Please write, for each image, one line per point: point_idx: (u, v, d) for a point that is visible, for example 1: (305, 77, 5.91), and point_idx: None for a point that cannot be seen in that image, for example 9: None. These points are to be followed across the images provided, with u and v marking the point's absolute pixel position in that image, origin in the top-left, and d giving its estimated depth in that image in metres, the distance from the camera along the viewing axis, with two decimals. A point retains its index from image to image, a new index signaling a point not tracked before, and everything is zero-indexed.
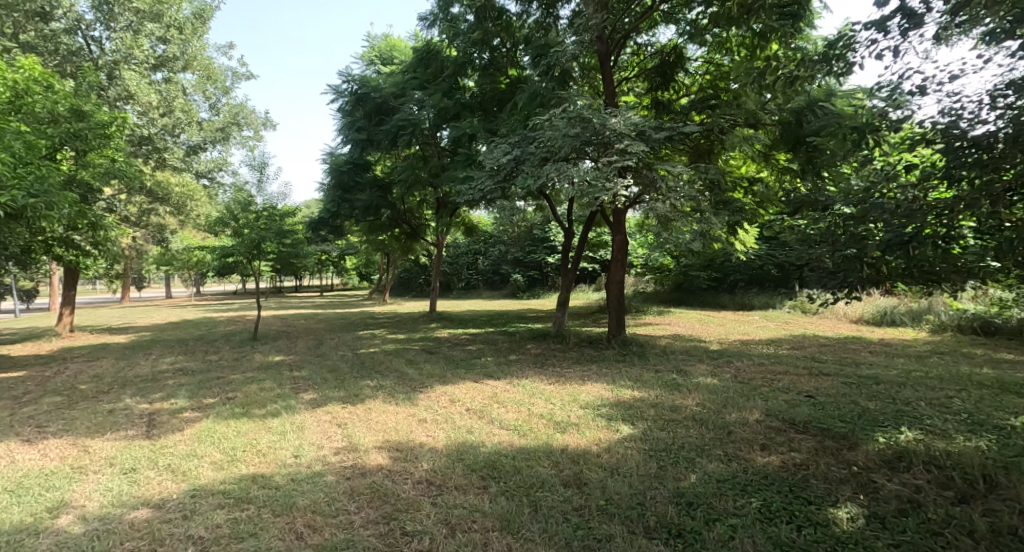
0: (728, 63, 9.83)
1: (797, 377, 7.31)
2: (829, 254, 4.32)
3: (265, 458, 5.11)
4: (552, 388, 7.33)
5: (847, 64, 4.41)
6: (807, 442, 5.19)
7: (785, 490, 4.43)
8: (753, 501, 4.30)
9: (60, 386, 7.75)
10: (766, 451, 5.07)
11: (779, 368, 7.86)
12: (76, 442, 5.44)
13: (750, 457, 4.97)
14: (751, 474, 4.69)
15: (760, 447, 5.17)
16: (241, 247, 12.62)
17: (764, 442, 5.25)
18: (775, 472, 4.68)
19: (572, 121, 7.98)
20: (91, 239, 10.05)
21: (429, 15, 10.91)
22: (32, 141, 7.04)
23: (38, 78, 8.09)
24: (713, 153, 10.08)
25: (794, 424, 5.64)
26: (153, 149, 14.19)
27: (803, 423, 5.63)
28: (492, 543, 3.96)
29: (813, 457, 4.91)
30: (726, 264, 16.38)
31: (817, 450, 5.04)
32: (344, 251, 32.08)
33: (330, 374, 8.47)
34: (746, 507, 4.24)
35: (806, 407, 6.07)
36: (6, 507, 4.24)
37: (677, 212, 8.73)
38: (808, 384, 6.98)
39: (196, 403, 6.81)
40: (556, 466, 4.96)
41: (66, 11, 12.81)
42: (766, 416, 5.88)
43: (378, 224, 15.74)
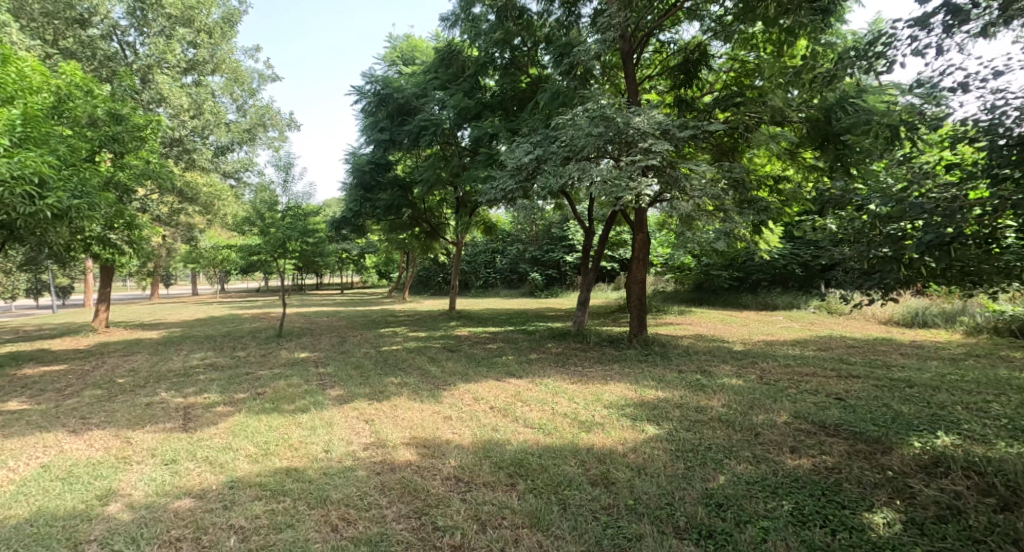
0: (754, 60, 9.73)
1: (825, 379, 7.19)
2: (863, 254, 4.26)
3: (298, 452, 5.21)
4: (575, 388, 7.32)
5: (887, 62, 4.32)
6: (840, 445, 5.12)
7: (818, 494, 4.37)
8: (785, 503, 4.27)
9: (100, 380, 8.00)
10: (796, 454, 5.02)
11: (806, 369, 7.75)
12: (118, 434, 5.62)
13: (780, 460, 4.93)
14: (781, 477, 4.64)
15: (789, 450, 5.11)
16: (267, 246, 12.83)
17: (794, 444, 5.19)
18: (807, 476, 4.63)
19: (596, 120, 7.98)
20: (126, 238, 10.33)
21: (450, 16, 10.86)
22: (75, 144, 7.29)
23: (79, 84, 8.34)
24: (737, 150, 9.93)
25: (825, 427, 5.57)
26: (183, 150, 14.54)
27: (834, 426, 5.55)
28: (523, 539, 3.99)
29: (846, 461, 4.84)
30: (748, 263, 16.12)
31: (850, 453, 4.98)
32: (364, 251, 32.43)
33: (354, 371, 8.59)
34: (779, 509, 4.21)
35: (837, 410, 5.97)
36: (58, 494, 4.40)
37: (701, 211, 8.65)
38: (837, 386, 6.86)
39: (229, 398, 6.97)
40: (583, 465, 4.96)
41: (103, 18, 13.25)
42: (795, 418, 5.81)
43: (399, 223, 15.85)
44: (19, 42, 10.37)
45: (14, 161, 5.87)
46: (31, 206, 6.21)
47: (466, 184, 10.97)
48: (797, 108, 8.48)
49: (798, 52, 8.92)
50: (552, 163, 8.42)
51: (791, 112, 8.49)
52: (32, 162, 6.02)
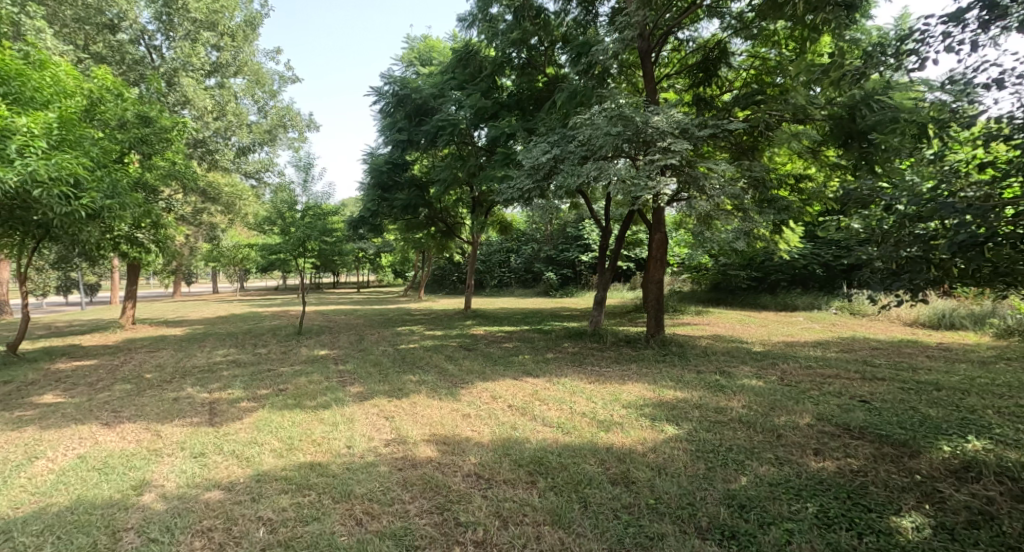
0: (775, 57, 9.61)
1: (849, 381, 7.09)
2: (891, 254, 4.21)
3: (321, 447, 5.28)
4: (593, 387, 7.30)
5: (917, 59, 4.23)
6: (865, 448, 5.06)
7: (843, 497, 4.33)
8: (809, 505, 4.23)
9: (128, 375, 8.19)
10: (819, 456, 4.97)
11: (828, 371, 7.66)
12: (149, 427, 5.75)
13: (803, 462, 4.88)
14: (805, 479, 4.60)
15: (813, 452, 5.06)
16: (288, 245, 13.00)
17: (818, 447, 5.14)
18: (831, 478, 4.58)
19: (614, 120, 7.95)
20: (153, 238, 10.53)
21: (468, 16, 10.77)
22: (107, 146, 7.47)
23: (110, 87, 8.53)
24: (758, 149, 9.80)
25: (849, 429, 5.50)
26: (207, 151, 14.82)
27: (859, 429, 5.48)
28: (545, 536, 4.02)
29: (871, 464, 4.78)
30: (767, 263, 15.94)
31: (875, 456, 4.91)
32: (380, 250, 32.68)
33: (373, 368, 8.69)
34: (803, 512, 4.17)
35: (862, 412, 5.90)
36: (96, 483, 4.53)
37: (720, 211, 8.58)
38: (862, 389, 6.76)
39: (252, 394, 7.07)
40: (602, 464, 4.97)
41: (131, 22, 13.59)
42: (818, 420, 5.74)
43: (416, 223, 15.92)
44: (52, 47, 10.65)
45: (51, 162, 6.03)
46: (66, 206, 6.42)
47: (483, 184, 10.98)
48: (820, 105, 8.36)
49: (823, 49, 8.80)
50: (570, 162, 8.40)
51: (814, 110, 8.36)
52: (69, 164, 6.19)
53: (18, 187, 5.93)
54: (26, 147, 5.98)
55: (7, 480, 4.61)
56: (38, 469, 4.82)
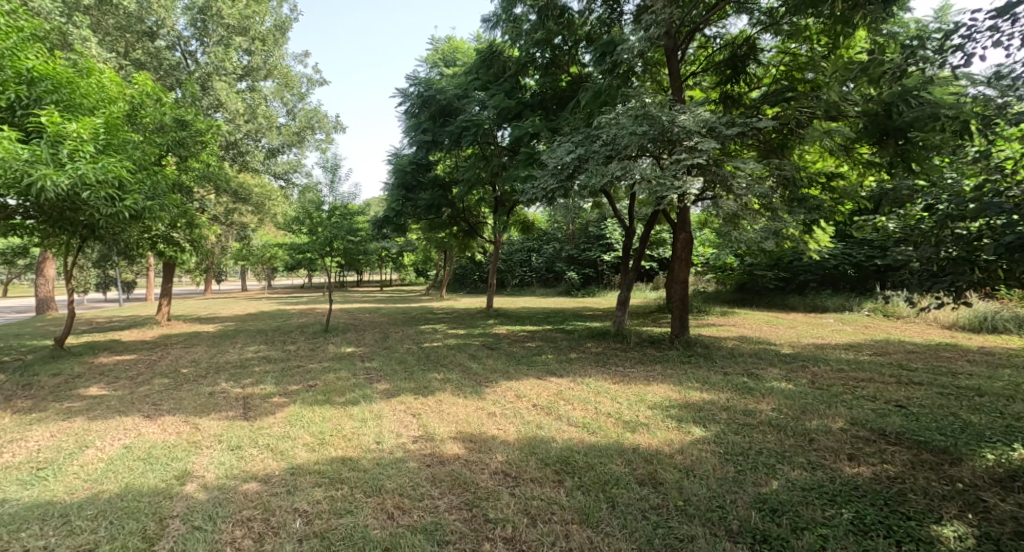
0: (806, 53, 9.39)
1: (883, 385, 6.94)
2: (932, 255, 4.11)
3: (351, 442, 5.38)
4: (618, 387, 7.30)
5: (963, 54, 4.14)
6: (902, 455, 4.96)
7: (880, 503, 4.26)
8: (844, 511, 4.18)
9: (166, 369, 8.46)
10: (854, 462, 4.88)
11: (862, 374, 7.50)
12: (188, 420, 5.93)
13: (837, 467, 4.80)
14: (839, 484, 4.54)
15: (847, 457, 4.98)
16: (315, 245, 13.22)
17: (852, 452, 5.05)
18: (867, 484, 4.51)
19: (640, 120, 7.90)
20: (189, 238, 10.83)
21: (492, 17, 10.77)
22: (148, 149, 7.68)
23: (150, 92, 8.79)
24: (787, 147, 9.63)
25: (884, 434, 5.39)
26: (238, 153, 15.23)
27: (895, 434, 5.37)
28: (574, 535, 4.05)
29: (910, 471, 4.69)
30: (795, 263, 15.65)
31: (913, 463, 4.82)
32: (403, 249, 32.99)
33: (399, 366, 8.80)
34: (838, 518, 4.12)
35: (897, 417, 5.78)
36: (142, 473, 4.70)
37: (748, 211, 8.46)
38: (898, 393, 6.61)
39: (283, 389, 7.24)
40: (629, 464, 4.96)
41: (169, 30, 14.01)
42: (851, 425, 5.64)
43: (439, 222, 16.01)
44: (96, 54, 11.07)
45: (99, 165, 6.26)
46: (111, 207, 6.66)
47: (507, 184, 11.00)
48: (853, 102, 8.18)
49: (858, 44, 8.61)
50: (594, 162, 8.36)
51: (847, 107, 8.17)
52: (114, 167, 6.41)
53: (69, 191, 6.18)
54: (75, 152, 6.24)
55: (61, 467, 4.81)
56: (88, 457, 5.01)
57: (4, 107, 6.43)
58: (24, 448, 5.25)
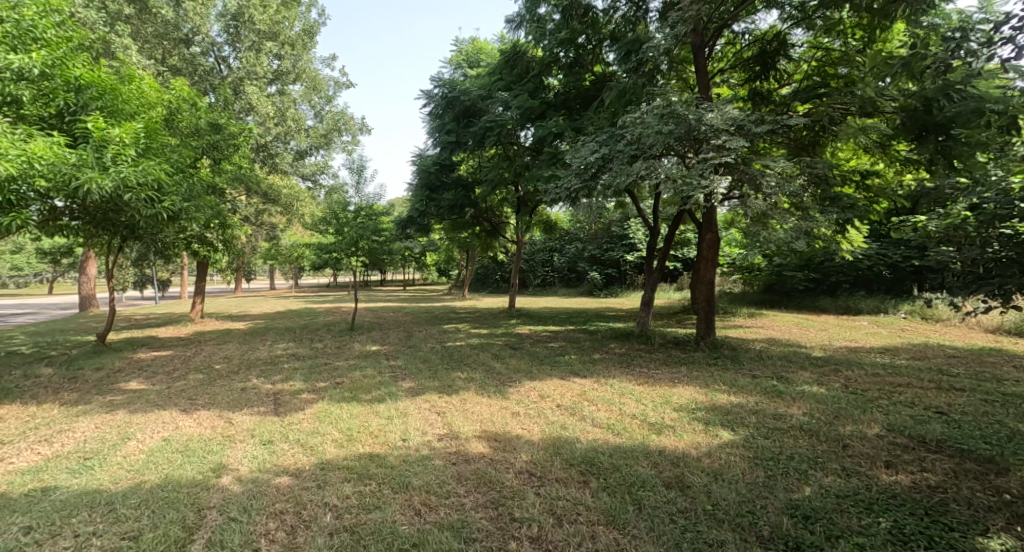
0: (840, 47, 9.20)
1: (923, 391, 6.74)
2: (976, 257, 4.00)
3: (378, 439, 5.45)
4: (643, 388, 7.26)
5: (1014, 47, 4.02)
6: (944, 463, 4.84)
7: (920, 513, 4.17)
8: (882, 520, 4.10)
9: (200, 365, 8.71)
10: (892, 469, 4.78)
11: (900, 379, 7.31)
12: (222, 415, 6.09)
13: (873, 475, 4.71)
14: (876, 492, 4.44)
15: (884, 464, 4.87)
16: (341, 245, 13.41)
17: (889, 459, 4.94)
18: (906, 493, 4.41)
19: (665, 118, 7.85)
20: (222, 238, 11.13)
21: (516, 17, 10.74)
22: (186, 153, 7.93)
23: (186, 97, 9.04)
24: (819, 144, 9.44)
25: (924, 442, 5.26)
26: (268, 155, 15.59)
27: (935, 441, 5.23)
28: (600, 536, 4.05)
29: (952, 480, 4.57)
30: (827, 263, 15.27)
31: (956, 472, 4.70)
32: (426, 248, 33.25)
33: (423, 365, 8.88)
34: (875, 527, 4.05)
35: (938, 424, 5.63)
36: (180, 465, 4.84)
37: (779, 210, 8.32)
38: (938, 399, 6.43)
39: (312, 386, 7.38)
40: (656, 466, 4.92)
41: (204, 36, 14.39)
42: (888, 431, 5.51)
43: (462, 222, 16.07)
44: (136, 62, 11.44)
45: (139, 169, 6.46)
46: (151, 208, 6.85)
47: (530, 184, 11.00)
48: (890, 97, 7.96)
49: (896, 37, 8.36)
50: (619, 162, 8.29)
51: (883, 102, 7.96)
52: (153, 170, 6.60)
53: (112, 193, 6.39)
54: (117, 155, 6.46)
55: (106, 457, 4.98)
56: (130, 449, 5.18)
57: (54, 114, 6.69)
58: (71, 439, 5.45)
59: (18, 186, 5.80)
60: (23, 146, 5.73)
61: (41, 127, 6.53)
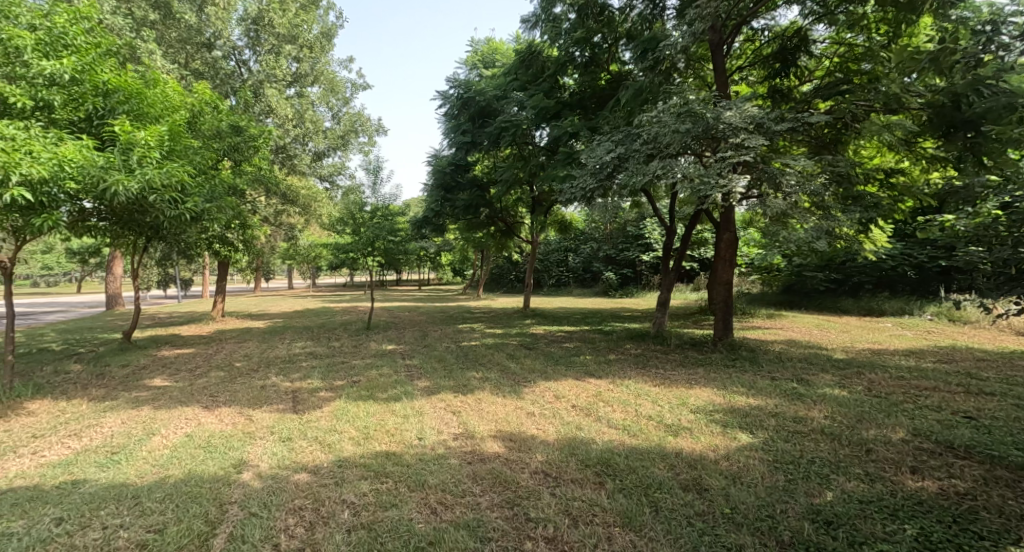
0: (863, 43, 9.05)
1: (950, 395, 6.61)
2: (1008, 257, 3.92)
3: (394, 438, 5.49)
4: (659, 390, 7.22)
5: None
6: (972, 470, 4.75)
7: (948, 521, 4.11)
8: (908, 527, 4.05)
9: (221, 362, 8.86)
10: (918, 475, 4.70)
11: (926, 382, 7.18)
12: (242, 412, 6.18)
13: (898, 480, 4.64)
14: (902, 499, 4.38)
15: (910, 470, 4.80)
16: (358, 245, 13.53)
17: (915, 465, 4.86)
18: (933, 500, 4.35)
19: (682, 117, 7.80)
20: (242, 238, 11.30)
21: (531, 17, 10.73)
22: (208, 155, 8.10)
23: (208, 101, 9.16)
24: (841, 142, 9.27)
25: (952, 448, 5.17)
26: (287, 156, 15.79)
27: (964, 447, 5.13)
28: (616, 538, 4.05)
29: (981, 488, 4.49)
30: (849, 264, 15.01)
31: (986, 479, 4.61)
32: (441, 248, 33.40)
33: (438, 364, 8.92)
34: (900, 534, 4.00)
35: (967, 429, 5.52)
36: (203, 460, 4.93)
37: (799, 210, 8.21)
38: (966, 404, 6.31)
39: (329, 384, 7.46)
40: (672, 469, 4.90)
41: (225, 40, 14.63)
42: (914, 436, 5.42)
43: (478, 222, 16.11)
44: (160, 66, 11.68)
45: (164, 171, 6.59)
46: (175, 210, 6.99)
47: (546, 184, 11.00)
48: (916, 94, 7.80)
49: (922, 31, 8.18)
50: (635, 161, 8.25)
51: (908, 99, 7.80)
52: (177, 172, 6.73)
53: (137, 195, 6.53)
54: (142, 158, 6.58)
55: (131, 452, 5.09)
56: (154, 444, 5.30)
57: (83, 118, 6.87)
58: (99, 433, 5.58)
59: (49, 189, 5.97)
60: (54, 150, 5.91)
61: (71, 131, 6.71)
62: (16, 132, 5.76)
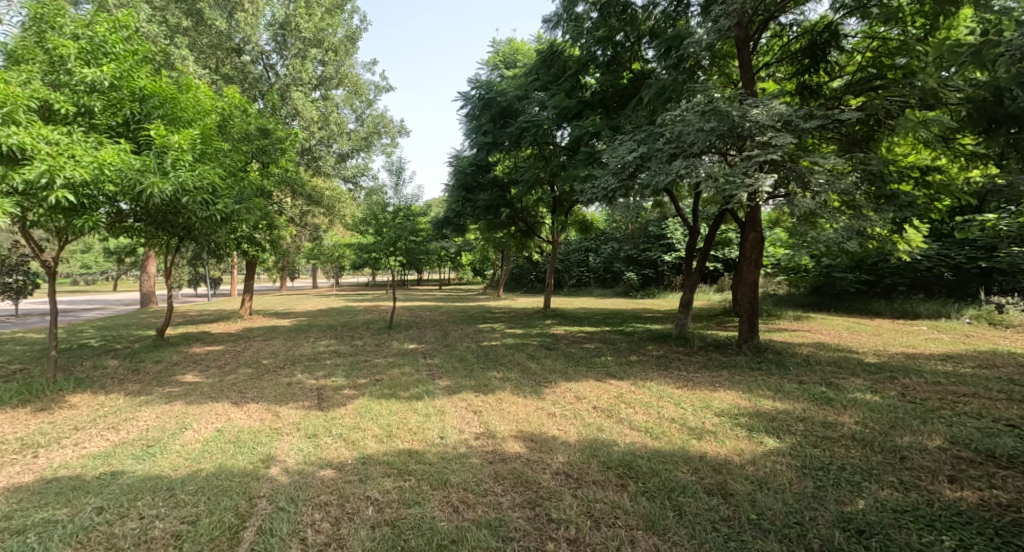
0: (897, 36, 8.84)
1: (990, 402, 6.42)
2: None
3: (417, 436, 5.56)
4: (682, 392, 7.16)
5: None
6: (1015, 480, 4.63)
7: (988, 533, 4.05)
8: (946, 538, 4.00)
9: (250, 359, 9.06)
10: (956, 485, 4.60)
11: (963, 388, 6.99)
12: (269, 408, 6.31)
13: (936, 490, 4.55)
14: (939, 508, 4.31)
15: (948, 479, 4.70)
16: (380, 245, 13.67)
17: (954, 474, 4.76)
18: (973, 511, 4.27)
19: (707, 115, 7.74)
20: (269, 238, 11.51)
21: (553, 17, 10.75)
22: (237, 158, 8.29)
23: (238, 105, 9.38)
24: (873, 139, 9.11)
25: (993, 457, 5.04)
26: (312, 158, 16.02)
27: (1005, 457, 5.00)
28: (639, 541, 4.05)
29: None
30: (881, 264, 14.64)
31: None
32: (462, 248, 33.57)
33: (459, 363, 9.00)
34: (937, 545, 3.95)
35: (1009, 438, 5.36)
36: (233, 455, 5.05)
37: (829, 209, 8.06)
38: (1008, 411, 6.12)
39: (352, 382, 7.56)
40: (696, 473, 4.86)
41: (253, 46, 14.94)
42: (952, 444, 5.29)
43: (498, 222, 16.16)
44: (192, 71, 11.97)
45: (196, 173, 6.75)
46: (206, 211, 7.15)
47: (567, 184, 10.98)
48: (954, 89, 7.59)
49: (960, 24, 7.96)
50: (657, 160, 8.19)
51: (947, 93, 7.59)
52: (208, 174, 6.88)
53: (171, 197, 6.71)
54: (176, 161, 6.76)
55: (166, 446, 5.24)
56: (187, 438, 5.44)
57: (121, 123, 7.08)
58: (135, 427, 5.75)
59: (90, 191, 6.19)
60: (95, 154, 6.12)
61: (110, 135, 6.92)
62: (60, 137, 5.99)
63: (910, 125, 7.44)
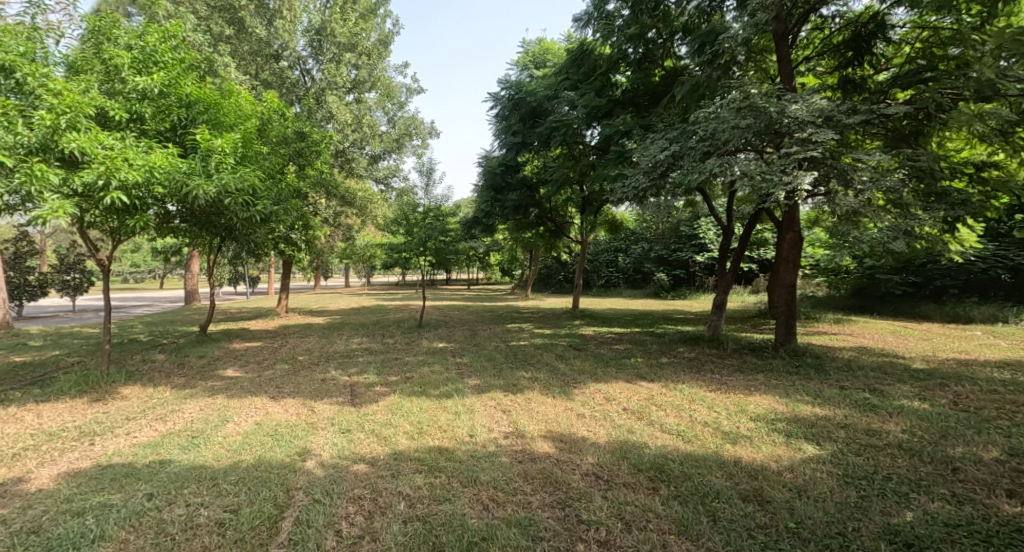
0: (950, 25, 8.50)
1: None
2: None
3: (447, 433, 5.62)
4: (715, 396, 7.06)
5: None
6: None
7: None
8: None
9: (286, 356, 9.30)
10: (1014, 500, 4.43)
11: (1018, 397, 6.70)
12: (305, 403, 6.47)
13: (992, 504, 4.38)
14: (995, 524, 4.16)
15: (1004, 493, 4.53)
16: (411, 245, 13.84)
17: (1010, 488, 4.58)
18: None
19: (742, 112, 7.59)
20: (304, 238, 11.78)
21: (584, 16, 10.73)
22: (275, 160, 8.52)
23: (275, 109, 9.64)
24: (923, 134, 8.80)
25: None
26: (345, 160, 16.31)
27: None
28: (672, 546, 4.02)
29: None
30: (929, 266, 14.10)
31: None
32: (491, 248, 33.76)
33: (489, 363, 9.07)
34: None
35: None
36: (271, 447, 5.19)
37: (874, 208, 7.82)
38: None
39: (384, 379, 7.68)
40: (731, 478, 4.79)
41: (291, 51, 15.31)
42: (1009, 456, 5.08)
43: (527, 223, 16.20)
44: (233, 76, 12.33)
45: (238, 176, 6.96)
46: (247, 212, 7.37)
47: (597, 184, 10.92)
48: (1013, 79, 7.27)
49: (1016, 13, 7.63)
50: (691, 159, 8.09)
51: (1005, 84, 7.28)
52: (250, 176, 7.10)
53: (215, 199, 6.94)
54: (220, 164, 7.00)
55: (208, 437, 5.42)
56: (228, 430, 5.61)
57: (169, 128, 7.34)
58: (181, 418, 5.97)
59: (140, 193, 6.45)
60: (147, 157, 6.37)
61: (158, 140, 7.19)
62: (115, 142, 6.26)
63: (965, 118, 7.16)
